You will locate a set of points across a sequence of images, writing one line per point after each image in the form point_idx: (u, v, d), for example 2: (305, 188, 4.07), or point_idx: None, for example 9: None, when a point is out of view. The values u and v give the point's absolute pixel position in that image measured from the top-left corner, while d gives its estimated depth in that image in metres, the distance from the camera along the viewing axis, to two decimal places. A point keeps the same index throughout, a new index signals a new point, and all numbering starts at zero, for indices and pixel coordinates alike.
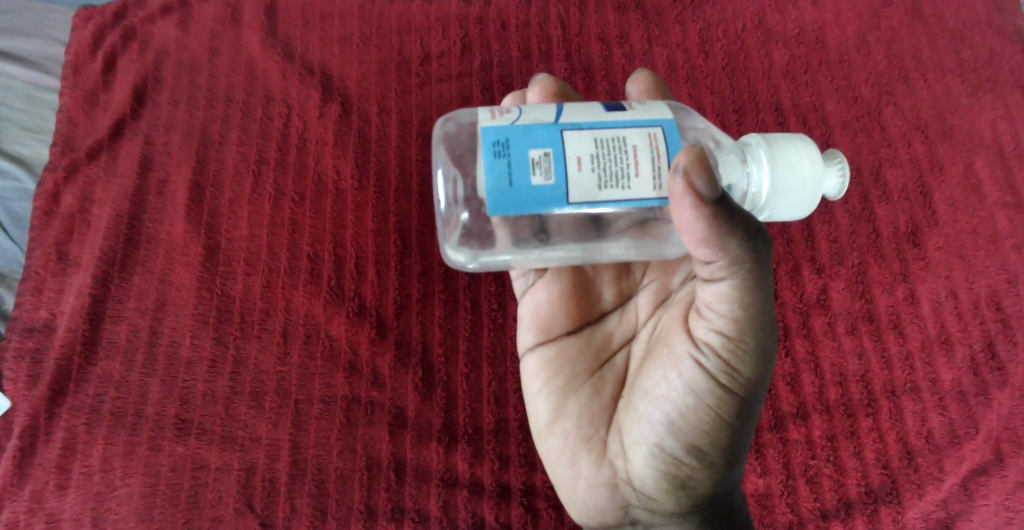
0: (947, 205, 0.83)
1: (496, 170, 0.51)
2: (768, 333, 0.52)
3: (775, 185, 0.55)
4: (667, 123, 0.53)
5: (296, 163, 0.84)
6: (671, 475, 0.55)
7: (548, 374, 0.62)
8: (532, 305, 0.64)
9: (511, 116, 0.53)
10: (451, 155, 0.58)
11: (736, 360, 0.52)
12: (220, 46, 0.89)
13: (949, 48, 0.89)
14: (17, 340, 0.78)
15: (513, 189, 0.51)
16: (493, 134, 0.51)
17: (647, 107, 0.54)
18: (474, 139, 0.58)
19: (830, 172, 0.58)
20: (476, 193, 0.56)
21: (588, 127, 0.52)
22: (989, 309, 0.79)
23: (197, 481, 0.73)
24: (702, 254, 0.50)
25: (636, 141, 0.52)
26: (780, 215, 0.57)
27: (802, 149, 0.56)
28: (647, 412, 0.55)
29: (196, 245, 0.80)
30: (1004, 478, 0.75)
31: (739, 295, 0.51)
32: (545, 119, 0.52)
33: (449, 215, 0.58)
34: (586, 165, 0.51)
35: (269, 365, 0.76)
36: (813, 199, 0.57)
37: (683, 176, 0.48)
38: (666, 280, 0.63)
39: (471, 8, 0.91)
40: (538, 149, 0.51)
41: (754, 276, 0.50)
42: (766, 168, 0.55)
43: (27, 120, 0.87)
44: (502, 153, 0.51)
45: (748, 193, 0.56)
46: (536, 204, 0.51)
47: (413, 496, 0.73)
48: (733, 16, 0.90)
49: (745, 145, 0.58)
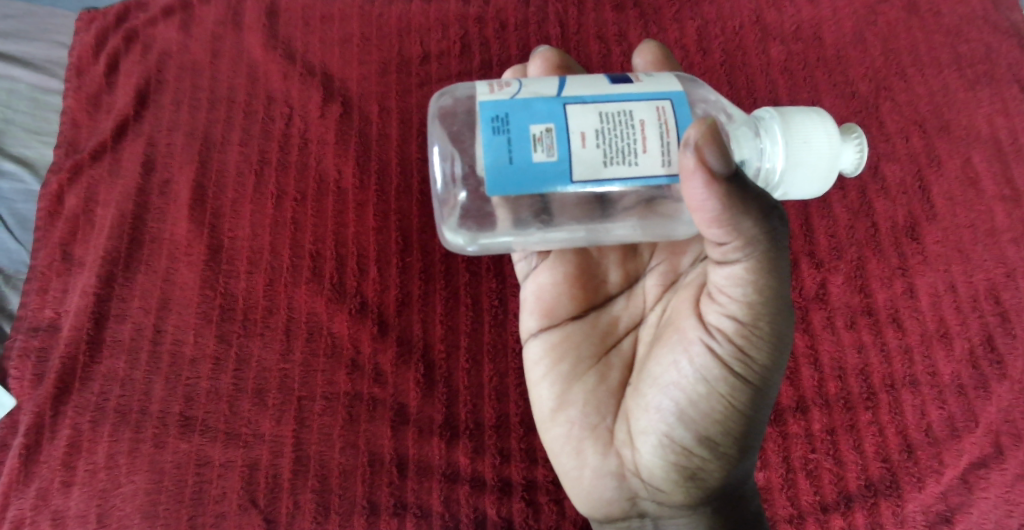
0: (945, 200, 0.83)
1: (494, 146, 0.51)
2: (782, 317, 0.52)
3: (789, 161, 0.56)
4: (676, 96, 0.53)
5: (298, 163, 0.84)
6: (680, 466, 0.55)
7: (552, 360, 0.62)
8: (535, 288, 0.65)
9: (510, 89, 0.53)
10: (448, 132, 0.58)
11: (750, 346, 0.52)
12: (222, 48, 0.90)
13: (946, 43, 0.89)
14: (23, 340, 0.79)
15: (513, 166, 0.51)
16: (491, 109, 0.52)
17: (654, 79, 0.54)
18: (470, 115, 0.58)
19: (848, 145, 0.59)
20: (473, 171, 0.56)
21: (592, 101, 0.52)
22: (988, 303, 0.80)
23: (200, 478, 0.74)
24: (715, 235, 0.50)
25: (644, 116, 0.52)
26: (795, 192, 0.57)
27: (819, 123, 0.57)
28: (656, 400, 0.55)
29: (199, 244, 0.81)
30: (1004, 471, 0.75)
31: (752, 277, 0.51)
32: (547, 93, 0.53)
33: (445, 196, 0.58)
34: (591, 141, 0.52)
35: (272, 362, 0.77)
36: (831, 174, 0.57)
37: (694, 150, 0.48)
38: (676, 261, 0.63)
39: (470, 9, 0.91)
40: (540, 124, 0.52)
41: (769, 256, 0.50)
42: (780, 142, 0.56)
43: (32, 123, 0.89)
44: (501, 129, 0.51)
45: (761, 168, 0.56)
46: (538, 181, 0.52)
47: (415, 492, 0.74)
48: (730, 14, 0.91)
49: (758, 119, 0.58)
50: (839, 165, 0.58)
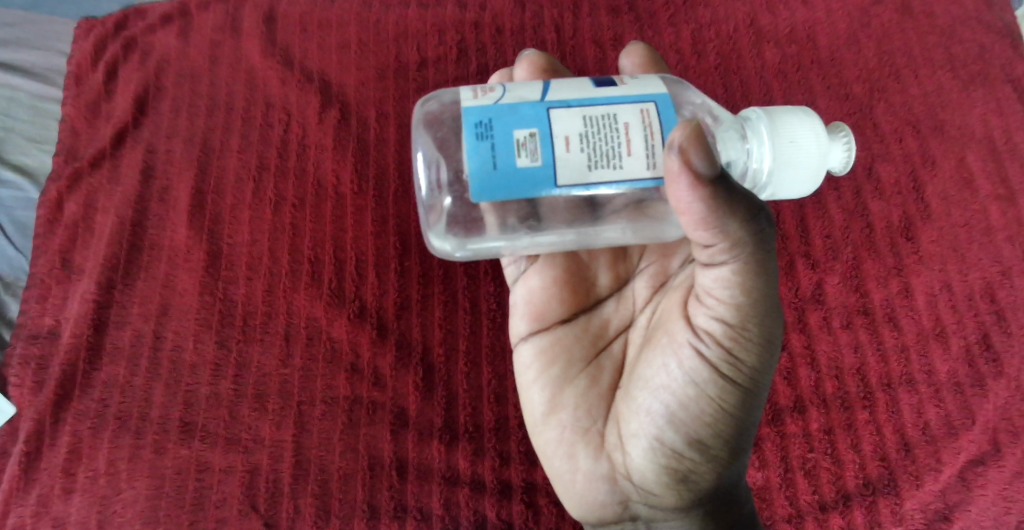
0: (939, 199, 0.84)
1: (479, 152, 0.52)
2: (771, 319, 0.52)
3: (776, 161, 0.56)
4: (661, 98, 0.54)
5: (296, 169, 0.85)
6: (672, 469, 0.55)
7: (543, 364, 0.63)
8: (525, 292, 0.65)
9: (494, 95, 0.54)
10: (433, 138, 0.59)
11: (739, 348, 0.52)
12: (220, 55, 0.90)
13: (940, 45, 0.90)
14: (22, 347, 0.79)
15: (499, 171, 0.52)
16: (476, 114, 0.52)
17: (639, 82, 0.55)
18: (456, 121, 0.59)
19: (836, 145, 0.59)
20: (459, 178, 0.57)
21: (577, 105, 0.53)
22: (983, 301, 0.80)
23: (201, 483, 0.74)
24: (702, 237, 0.50)
25: (629, 118, 0.53)
26: (783, 193, 0.58)
27: (806, 123, 0.57)
28: (647, 404, 0.56)
29: (198, 250, 0.81)
30: (1001, 468, 0.75)
31: (740, 279, 0.51)
32: (532, 98, 0.53)
33: (431, 201, 0.59)
34: (576, 145, 0.52)
35: (272, 368, 0.77)
36: (818, 174, 0.58)
37: (680, 152, 0.48)
38: (665, 263, 0.63)
39: (466, 14, 0.92)
40: (525, 129, 0.52)
41: (757, 257, 0.51)
42: (767, 143, 0.56)
43: (32, 131, 0.89)
44: (486, 134, 0.52)
45: (749, 169, 0.57)
46: (524, 185, 0.52)
47: (415, 495, 0.74)
48: (725, 17, 0.92)
49: (745, 120, 0.58)
50: (828, 164, 0.59)
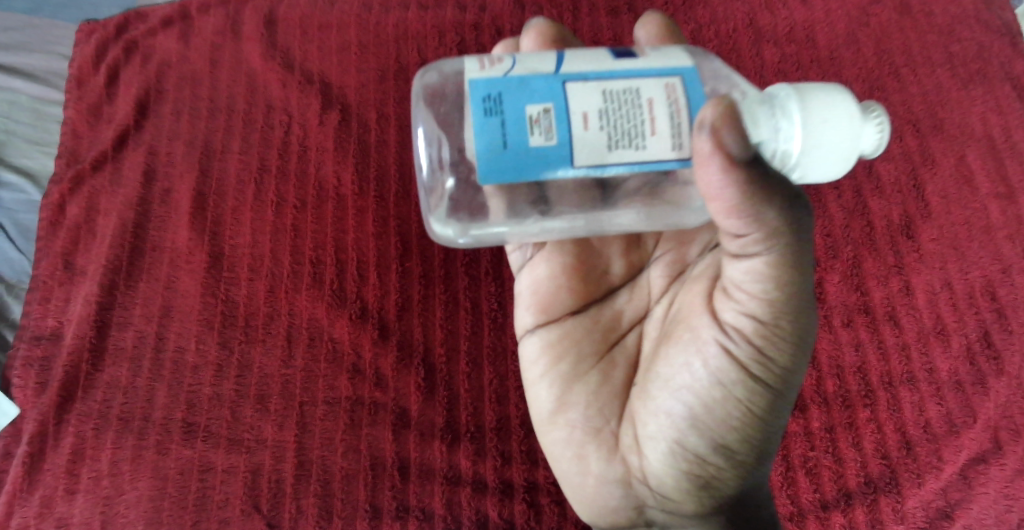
0: (939, 198, 0.84)
1: (489, 129, 0.51)
2: (803, 318, 0.51)
3: (806, 142, 0.51)
4: (685, 71, 0.53)
5: (297, 170, 0.85)
6: (693, 473, 0.55)
7: (551, 360, 0.63)
8: (531, 282, 0.66)
9: (505, 68, 0.54)
10: (438, 115, 0.59)
11: (770, 346, 0.51)
12: (220, 57, 0.91)
13: (939, 43, 0.91)
14: (25, 349, 0.80)
15: (508, 151, 0.52)
16: (486, 90, 0.52)
17: (662, 55, 0.54)
18: (461, 96, 0.59)
19: (871, 124, 0.53)
20: (462, 157, 0.57)
21: (595, 79, 0.52)
22: (984, 299, 0.80)
23: (204, 484, 0.74)
24: (733, 225, 0.49)
25: (651, 93, 0.52)
26: (812, 178, 0.53)
27: (839, 101, 0.52)
28: (668, 405, 0.55)
29: (200, 252, 0.82)
30: (1003, 466, 0.75)
31: (773, 272, 0.50)
32: (547, 73, 0.53)
33: (433, 183, 0.59)
34: (593, 122, 0.52)
35: (274, 368, 0.77)
36: (850, 158, 0.53)
37: (711, 132, 0.48)
38: (682, 253, 0.63)
39: (466, 16, 0.93)
40: (538, 105, 0.52)
41: (792, 250, 0.50)
42: (796, 123, 0.51)
43: (33, 133, 0.90)
44: (496, 110, 0.52)
45: (777, 151, 0.52)
46: (535, 164, 0.52)
47: (417, 494, 0.74)
48: (724, 17, 0.92)
49: (773, 95, 0.53)
50: (861, 147, 0.53)
